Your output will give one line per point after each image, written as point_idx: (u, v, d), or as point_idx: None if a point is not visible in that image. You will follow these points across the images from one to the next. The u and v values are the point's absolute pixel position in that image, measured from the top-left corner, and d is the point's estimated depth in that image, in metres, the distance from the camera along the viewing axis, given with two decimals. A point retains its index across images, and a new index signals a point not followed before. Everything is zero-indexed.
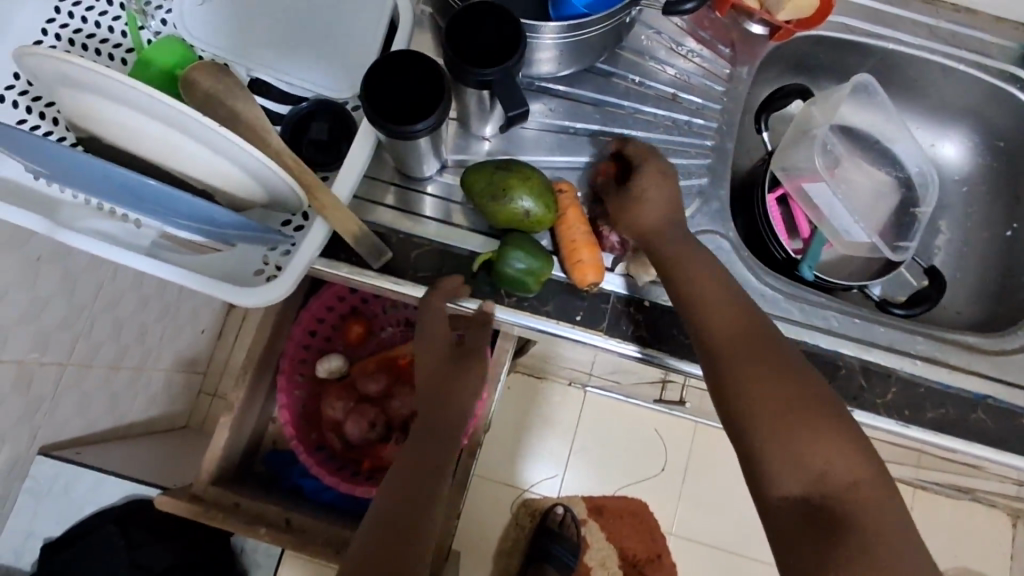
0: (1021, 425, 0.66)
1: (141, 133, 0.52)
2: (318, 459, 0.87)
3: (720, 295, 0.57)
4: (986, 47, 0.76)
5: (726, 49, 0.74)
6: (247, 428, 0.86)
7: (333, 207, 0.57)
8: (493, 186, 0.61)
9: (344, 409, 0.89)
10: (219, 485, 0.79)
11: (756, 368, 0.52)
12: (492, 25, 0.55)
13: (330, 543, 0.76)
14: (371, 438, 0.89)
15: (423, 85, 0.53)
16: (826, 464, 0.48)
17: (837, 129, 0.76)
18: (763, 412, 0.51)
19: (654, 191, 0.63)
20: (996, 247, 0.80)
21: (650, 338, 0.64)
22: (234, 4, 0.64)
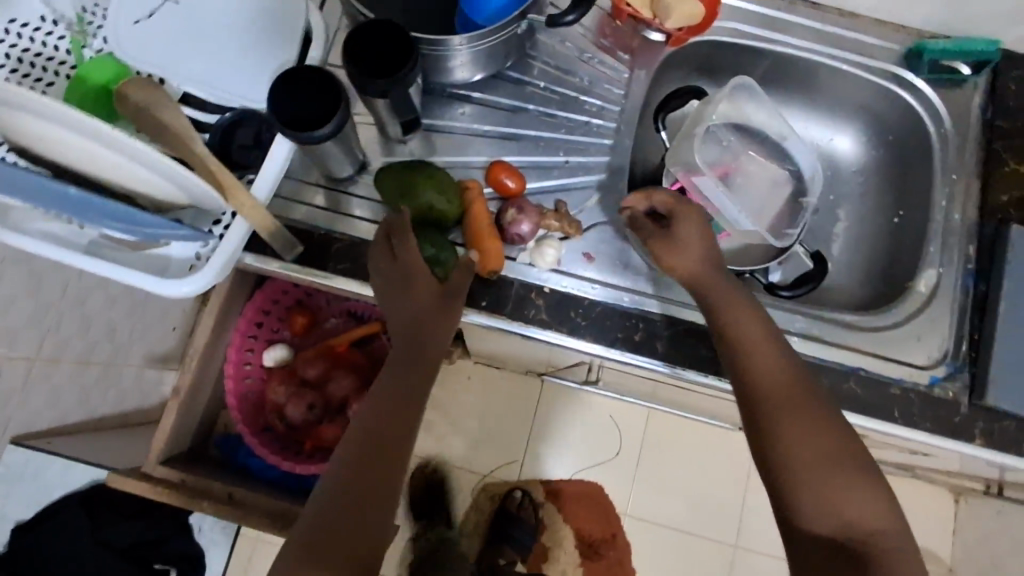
0: (890, 393, 0.73)
1: (72, 149, 0.59)
2: (263, 440, 0.95)
3: (761, 344, 0.61)
4: (869, 50, 0.82)
5: (626, 55, 0.80)
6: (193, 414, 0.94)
7: (251, 207, 0.63)
8: (401, 185, 0.68)
9: (286, 392, 0.96)
10: (170, 463, 0.90)
11: (793, 415, 0.57)
12: (388, 40, 0.61)
13: (276, 519, 0.88)
14: (311, 421, 0.97)
15: (325, 94, 0.60)
16: (850, 507, 0.53)
17: (727, 124, 0.84)
18: (802, 455, 0.55)
19: (687, 236, 0.67)
20: (887, 232, 0.87)
21: (547, 320, 0.71)
22: (170, 24, 0.69)
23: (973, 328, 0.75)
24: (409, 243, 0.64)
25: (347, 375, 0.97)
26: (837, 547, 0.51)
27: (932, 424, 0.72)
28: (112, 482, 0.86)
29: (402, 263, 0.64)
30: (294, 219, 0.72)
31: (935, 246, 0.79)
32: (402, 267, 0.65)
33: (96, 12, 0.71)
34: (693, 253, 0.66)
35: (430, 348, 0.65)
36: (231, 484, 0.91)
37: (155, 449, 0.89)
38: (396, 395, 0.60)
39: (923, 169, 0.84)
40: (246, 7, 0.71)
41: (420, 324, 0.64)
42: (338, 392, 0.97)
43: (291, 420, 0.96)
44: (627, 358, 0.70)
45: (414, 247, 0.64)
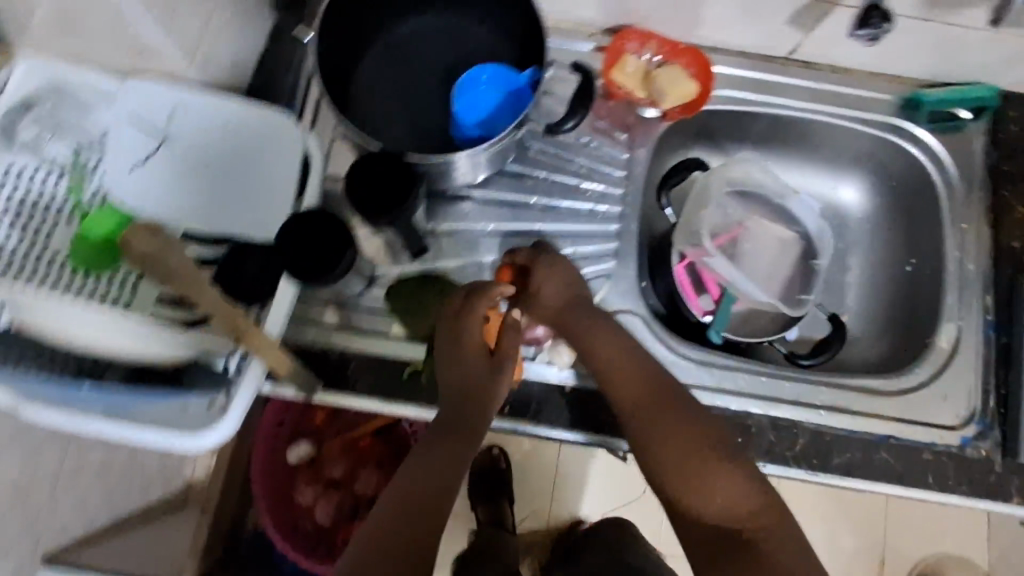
0: (921, 459, 0.72)
1: (69, 343, 0.62)
2: (294, 541, 0.93)
3: (618, 354, 0.63)
4: (866, 103, 0.82)
5: (623, 134, 0.80)
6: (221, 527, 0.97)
7: (267, 348, 0.62)
8: (412, 303, 0.71)
9: (315, 493, 0.99)
10: None
11: (652, 413, 0.60)
12: (386, 170, 0.61)
13: None
14: (338, 519, 0.99)
15: (328, 232, 0.61)
16: (714, 495, 0.55)
17: (732, 191, 0.83)
18: (675, 473, 0.57)
19: (548, 289, 0.67)
20: (900, 280, 0.86)
21: (572, 420, 0.70)
22: (168, 163, 0.68)
23: (999, 382, 0.75)
24: (478, 296, 0.65)
25: (371, 472, 1.01)
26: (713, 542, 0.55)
27: (968, 487, 0.71)
28: None
29: (458, 320, 0.65)
30: (306, 343, 0.71)
31: (952, 299, 0.78)
32: (455, 318, 0.65)
33: (94, 149, 0.67)
34: (553, 298, 0.67)
35: (479, 409, 0.63)
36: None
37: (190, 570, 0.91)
38: (447, 457, 0.60)
39: (930, 217, 0.83)
40: (238, 135, 0.68)
41: (471, 377, 0.64)
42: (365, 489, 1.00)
43: (320, 520, 0.99)
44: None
45: (478, 301, 0.64)
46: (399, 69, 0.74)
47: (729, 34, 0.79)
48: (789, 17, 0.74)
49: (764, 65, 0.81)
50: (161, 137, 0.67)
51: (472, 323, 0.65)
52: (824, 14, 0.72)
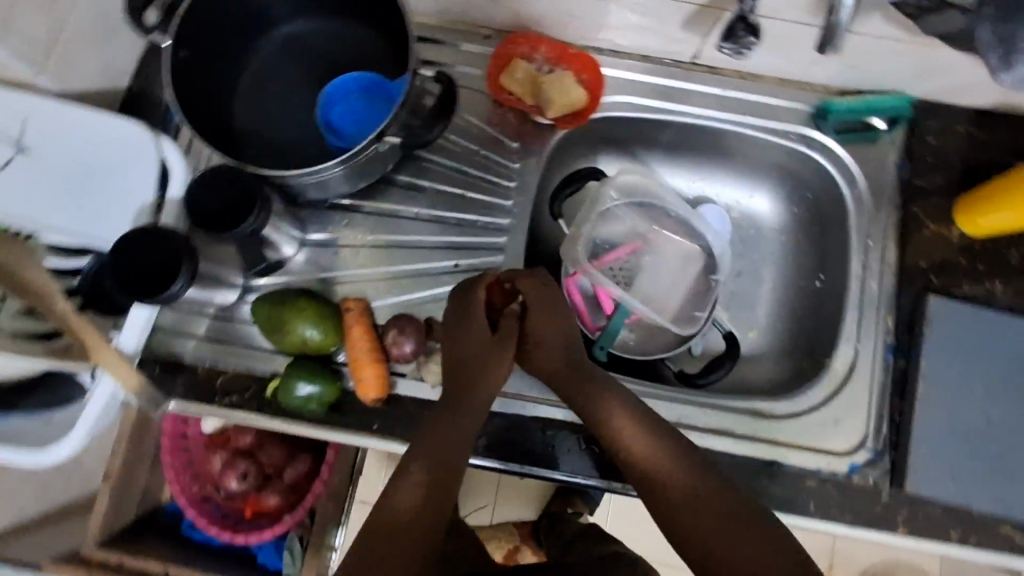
0: (804, 484, 0.70)
1: None
2: (202, 510, 0.88)
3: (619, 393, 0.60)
4: (773, 112, 0.78)
5: (515, 143, 0.77)
6: (130, 509, 0.87)
7: (117, 366, 0.62)
8: (273, 320, 0.67)
9: (222, 463, 0.87)
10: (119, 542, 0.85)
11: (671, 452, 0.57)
12: (223, 182, 0.59)
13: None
14: (246, 490, 0.88)
15: (162, 254, 0.59)
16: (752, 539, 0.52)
17: (631, 201, 0.80)
18: (696, 496, 0.54)
19: (552, 321, 0.61)
20: (810, 296, 0.82)
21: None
22: (28, 172, 0.66)
23: (893, 409, 0.72)
24: (474, 295, 0.62)
25: (279, 444, 0.88)
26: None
27: (851, 516, 0.69)
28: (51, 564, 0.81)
29: (465, 316, 0.62)
30: (174, 354, 0.69)
31: (853, 319, 0.75)
32: (463, 307, 0.62)
33: None
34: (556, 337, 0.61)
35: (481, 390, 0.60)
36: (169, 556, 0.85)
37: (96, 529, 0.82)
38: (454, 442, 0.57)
39: (839, 232, 0.79)
40: (95, 146, 0.66)
41: (472, 368, 0.60)
42: (272, 461, 0.89)
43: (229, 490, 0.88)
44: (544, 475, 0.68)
45: (479, 299, 0.62)
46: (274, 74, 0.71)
47: (626, 38, 0.75)
48: (681, 21, 0.70)
49: (665, 71, 0.78)
50: (14, 149, 0.65)
51: (472, 334, 0.61)
52: (716, 20, 0.68)
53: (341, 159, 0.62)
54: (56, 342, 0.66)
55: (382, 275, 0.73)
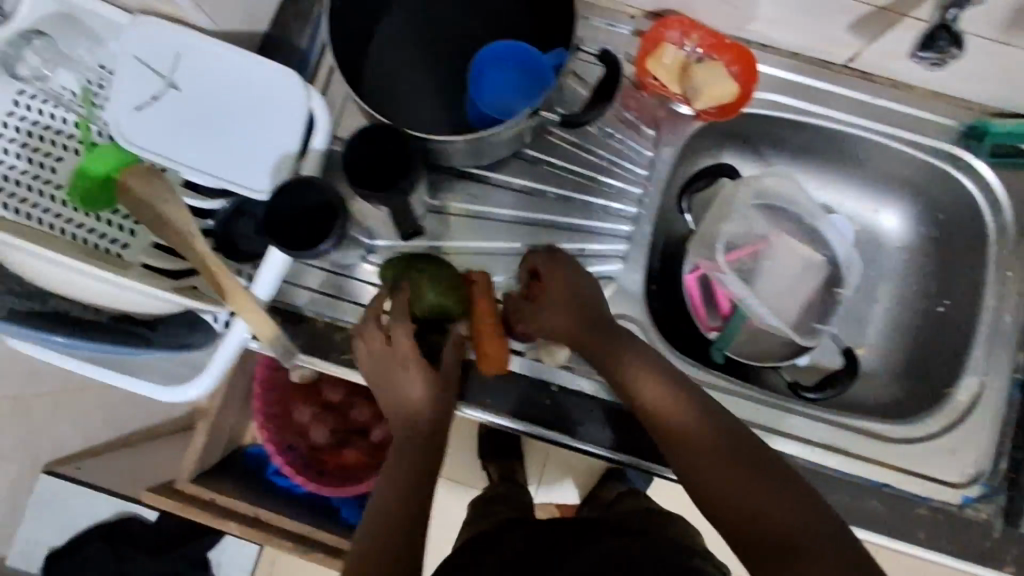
0: (916, 512, 0.68)
1: (66, 291, 0.62)
2: (289, 458, 0.89)
3: (618, 357, 0.64)
4: (923, 126, 0.75)
5: (650, 130, 0.75)
6: (216, 451, 0.89)
7: (253, 312, 0.62)
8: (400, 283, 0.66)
9: (311, 415, 0.91)
10: (205, 478, 0.87)
11: (674, 412, 0.60)
12: (380, 140, 0.58)
13: (301, 534, 0.85)
14: (332, 443, 0.92)
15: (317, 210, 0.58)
16: (753, 498, 0.54)
17: (760, 204, 0.77)
18: (697, 455, 0.58)
19: (547, 301, 0.66)
20: (928, 320, 0.80)
21: (547, 420, 0.69)
22: (171, 108, 0.64)
23: (1013, 446, 0.70)
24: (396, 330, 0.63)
25: (368, 403, 0.91)
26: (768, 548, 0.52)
27: (959, 548, 0.67)
28: (145, 496, 0.85)
29: (396, 358, 0.63)
30: (293, 305, 0.70)
31: (978, 350, 0.73)
32: (399, 350, 0.63)
33: (103, 82, 0.69)
34: (563, 318, 0.66)
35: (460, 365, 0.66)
36: (255, 501, 0.87)
37: (185, 466, 0.84)
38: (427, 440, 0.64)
39: (973, 258, 0.76)
40: (247, 91, 0.65)
41: (439, 376, 0.64)
42: (359, 418, 0.92)
43: (313, 441, 0.92)
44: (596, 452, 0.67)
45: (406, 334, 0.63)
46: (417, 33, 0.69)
47: (781, 34, 0.71)
48: (849, 22, 0.66)
49: (813, 70, 0.75)
50: (164, 84, 0.64)
51: (418, 366, 0.63)
52: (889, 24, 0.64)
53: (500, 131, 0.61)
54: (187, 280, 0.66)
55: (502, 252, 0.72)
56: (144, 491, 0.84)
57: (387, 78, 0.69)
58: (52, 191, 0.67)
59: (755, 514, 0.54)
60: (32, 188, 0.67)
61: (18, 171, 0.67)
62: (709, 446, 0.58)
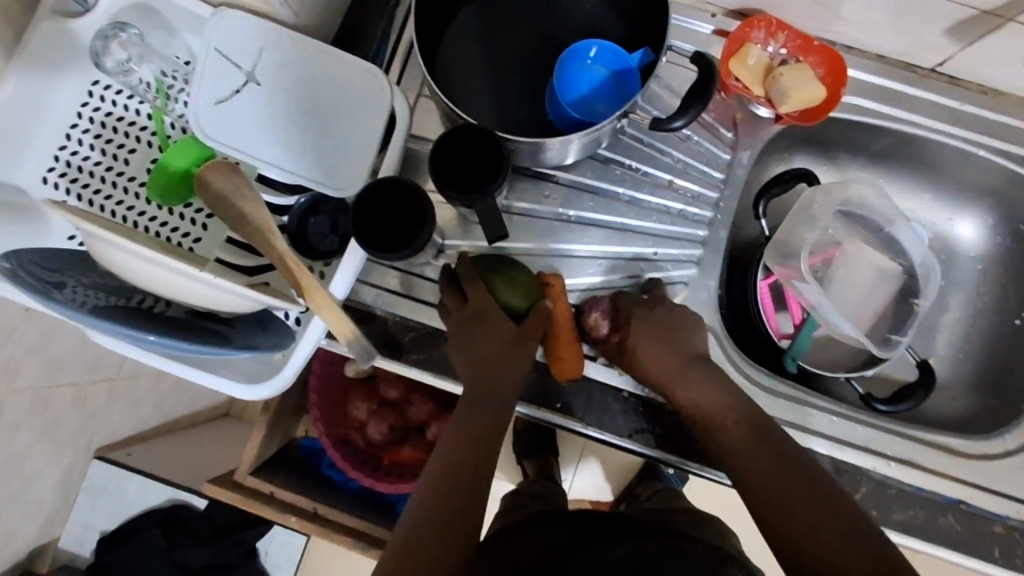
0: (991, 529, 0.67)
1: (142, 283, 0.59)
2: (345, 453, 0.90)
3: (665, 353, 0.65)
4: (1011, 133, 0.72)
5: (729, 132, 0.73)
6: (274, 444, 0.90)
7: (330, 311, 0.60)
8: (486, 279, 0.65)
9: (368, 412, 0.91)
10: (262, 470, 0.88)
11: (717, 411, 0.63)
12: (478, 148, 0.58)
13: (356, 529, 0.85)
14: (387, 440, 0.93)
15: (408, 211, 0.60)
16: (782, 487, 0.57)
17: (840, 210, 0.76)
18: (736, 448, 0.60)
19: (637, 352, 0.65)
20: (1004, 333, 0.78)
21: (603, 420, 0.68)
22: (251, 104, 0.65)
23: None
24: (472, 288, 0.64)
25: (426, 401, 0.92)
26: (790, 528, 0.54)
27: None
28: (208, 488, 0.86)
29: (473, 318, 0.64)
30: (363, 303, 0.69)
31: None
32: (475, 308, 0.64)
33: (178, 75, 0.70)
34: (653, 359, 0.65)
35: (505, 371, 0.63)
36: (312, 495, 0.88)
37: (245, 459, 0.86)
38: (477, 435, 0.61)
39: None
40: (327, 88, 0.65)
41: (493, 360, 0.63)
42: (416, 416, 0.92)
43: (370, 437, 0.93)
44: (638, 451, 0.67)
45: (481, 288, 0.64)
46: (497, 31, 0.69)
47: (869, 37, 0.69)
48: (946, 26, 0.64)
49: (898, 74, 0.73)
50: (244, 78, 0.65)
51: (496, 322, 0.63)
52: (990, 29, 0.62)
53: (581, 134, 0.60)
54: (260, 277, 0.65)
55: (575, 254, 0.70)
56: (206, 484, 0.86)
57: (466, 76, 0.68)
58: (125, 183, 0.68)
59: (778, 522, 0.55)
60: (104, 179, 0.68)
61: (92, 163, 0.67)
62: (740, 461, 0.60)
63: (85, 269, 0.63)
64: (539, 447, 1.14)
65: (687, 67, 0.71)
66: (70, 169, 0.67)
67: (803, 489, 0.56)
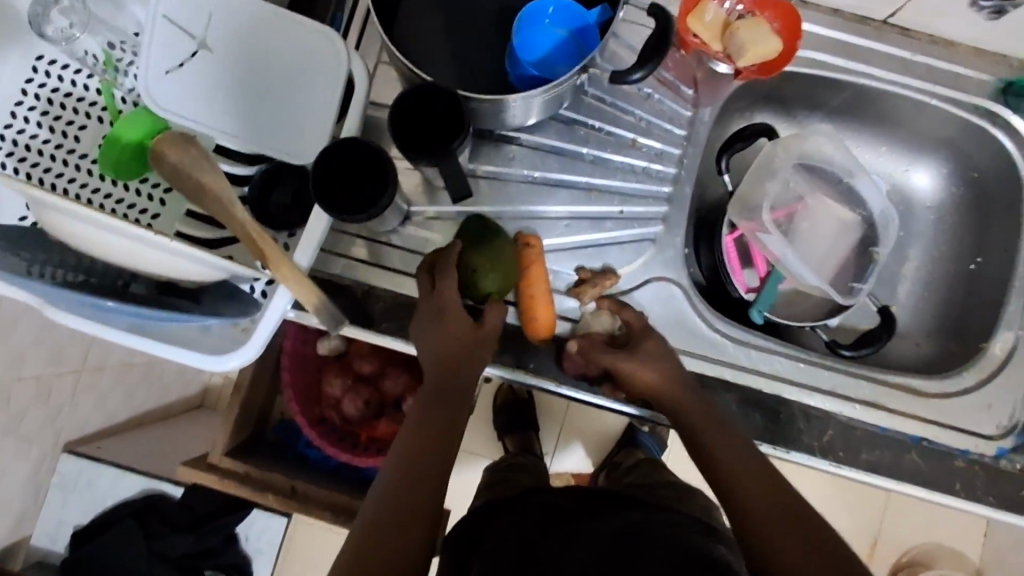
0: (954, 465, 0.69)
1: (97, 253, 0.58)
2: (321, 431, 0.89)
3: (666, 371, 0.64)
4: (962, 83, 0.74)
5: (689, 90, 0.74)
6: (248, 426, 0.89)
7: (295, 279, 0.59)
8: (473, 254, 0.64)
9: (343, 387, 0.91)
10: (237, 452, 0.87)
11: (714, 436, 0.62)
12: (439, 107, 0.58)
13: (333, 508, 0.84)
14: (364, 416, 0.93)
15: (367, 173, 0.59)
16: (757, 505, 0.58)
17: (799, 163, 0.77)
18: (731, 471, 0.60)
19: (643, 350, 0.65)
20: (960, 279, 0.81)
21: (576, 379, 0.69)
22: (204, 73, 0.64)
23: None
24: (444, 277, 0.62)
25: (402, 374, 0.91)
26: (771, 540, 0.55)
27: (996, 499, 0.68)
28: (181, 472, 0.85)
29: (433, 306, 0.62)
30: (333, 274, 0.69)
31: (1014, 306, 0.74)
32: (438, 302, 0.62)
33: (126, 46, 0.68)
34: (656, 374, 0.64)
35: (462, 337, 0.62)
36: (290, 474, 0.87)
37: (219, 441, 0.85)
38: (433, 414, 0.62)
39: (1007, 215, 0.77)
40: (282, 54, 0.64)
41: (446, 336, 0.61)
42: (393, 390, 0.92)
43: (346, 415, 0.93)
44: (618, 408, 0.68)
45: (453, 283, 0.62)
46: None
47: None
48: None
49: (853, 28, 0.74)
50: (196, 47, 0.63)
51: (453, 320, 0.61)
52: None
53: (541, 91, 0.60)
54: (223, 251, 0.65)
55: (541, 216, 0.71)
56: (179, 467, 0.85)
57: (427, 38, 0.67)
58: (77, 161, 0.66)
59: (739, 513, 0.58)
60: (55, 157, 0.66)
61: (40, 141, 0.65)
62: (704, 452, 0.62)
63: (36, 247, 0.61)
64: (519, 423, 1.15)
65: (645, 27, 0.71)
66: (18, 148, 0.64)
67: (761, 475, 0.60)
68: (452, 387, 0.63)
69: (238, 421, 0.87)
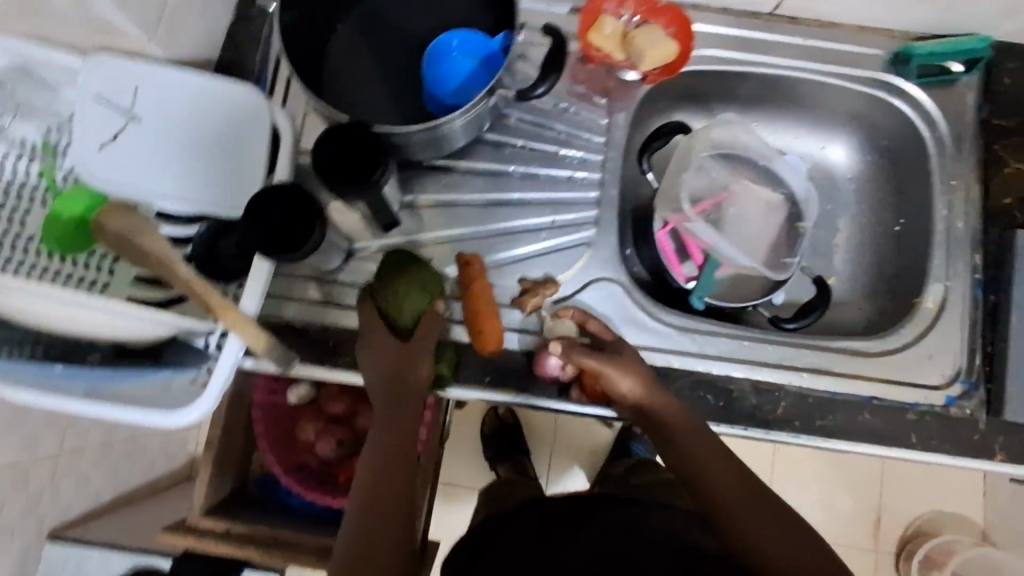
0: (908, 418, 0.72)
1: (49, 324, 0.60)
2: (299, 477, 0.90)
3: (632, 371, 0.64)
4: (856, 59, 0.79)
5: (602, 99, 0.78)
6: (226, 483, 0.90)
7: (242, 325, 0.60)
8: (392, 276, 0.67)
9: (317, 431, 0.93)
10: (217, 510, 0.87)
11: (681, 430, 0.62)
12: (361, 142, 0.62)
13: (317, 551, 0.84)
14: (341, 457, 0.94)
15: (299, 212, 0.62)
16: (730, 492, 0.57)
17: (714, 153, 0.82)
18: (699, 463, 0.60)
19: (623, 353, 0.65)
20: (889, 241, 0.85)
21: (534, 388, 0.69)
22: (137, 141, 0.69)
23: (985, 340, 0.74)
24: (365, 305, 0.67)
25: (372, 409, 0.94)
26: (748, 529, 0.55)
27: (951, 446, 0.70)
28: (161, 538, 0.85)
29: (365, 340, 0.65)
30: (285, 317, 0.71)
31: (940, 258, 0.77)
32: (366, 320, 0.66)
33: (61, 129, 0.70)
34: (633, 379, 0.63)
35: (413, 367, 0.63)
36: (272, 524, 0.87)
37: (197, 501, 0.85)
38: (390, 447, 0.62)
39: (918, 175, 0.81)
40: (208, 115, 0.68)
41: (394, 366, 0.63)
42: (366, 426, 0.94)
43: (323, 459, 0.94)
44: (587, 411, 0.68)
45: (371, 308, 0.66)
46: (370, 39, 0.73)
47: None
48: None
49: (746, 23, 0.79)
50: (125, 118, 0.68)
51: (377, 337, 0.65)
52: None
53: (457, 114, 0.63)
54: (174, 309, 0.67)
55: (478, 235, 0.74)
56: (159, 533, 0.85)
57: (347, 84, 0.71)
58: (25, 244, 0.67)
59: (709, 502, 0.57)
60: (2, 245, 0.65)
61: None
62: (677, 452, 0.61)
63: None
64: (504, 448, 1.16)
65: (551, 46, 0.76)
66: None
67: (729, 461, 0.60)
68: (404, 419, 0.63)
69: (215, 479, 0.88)
